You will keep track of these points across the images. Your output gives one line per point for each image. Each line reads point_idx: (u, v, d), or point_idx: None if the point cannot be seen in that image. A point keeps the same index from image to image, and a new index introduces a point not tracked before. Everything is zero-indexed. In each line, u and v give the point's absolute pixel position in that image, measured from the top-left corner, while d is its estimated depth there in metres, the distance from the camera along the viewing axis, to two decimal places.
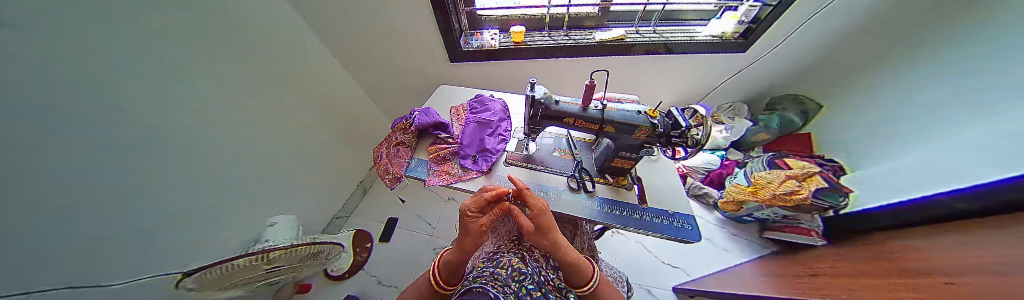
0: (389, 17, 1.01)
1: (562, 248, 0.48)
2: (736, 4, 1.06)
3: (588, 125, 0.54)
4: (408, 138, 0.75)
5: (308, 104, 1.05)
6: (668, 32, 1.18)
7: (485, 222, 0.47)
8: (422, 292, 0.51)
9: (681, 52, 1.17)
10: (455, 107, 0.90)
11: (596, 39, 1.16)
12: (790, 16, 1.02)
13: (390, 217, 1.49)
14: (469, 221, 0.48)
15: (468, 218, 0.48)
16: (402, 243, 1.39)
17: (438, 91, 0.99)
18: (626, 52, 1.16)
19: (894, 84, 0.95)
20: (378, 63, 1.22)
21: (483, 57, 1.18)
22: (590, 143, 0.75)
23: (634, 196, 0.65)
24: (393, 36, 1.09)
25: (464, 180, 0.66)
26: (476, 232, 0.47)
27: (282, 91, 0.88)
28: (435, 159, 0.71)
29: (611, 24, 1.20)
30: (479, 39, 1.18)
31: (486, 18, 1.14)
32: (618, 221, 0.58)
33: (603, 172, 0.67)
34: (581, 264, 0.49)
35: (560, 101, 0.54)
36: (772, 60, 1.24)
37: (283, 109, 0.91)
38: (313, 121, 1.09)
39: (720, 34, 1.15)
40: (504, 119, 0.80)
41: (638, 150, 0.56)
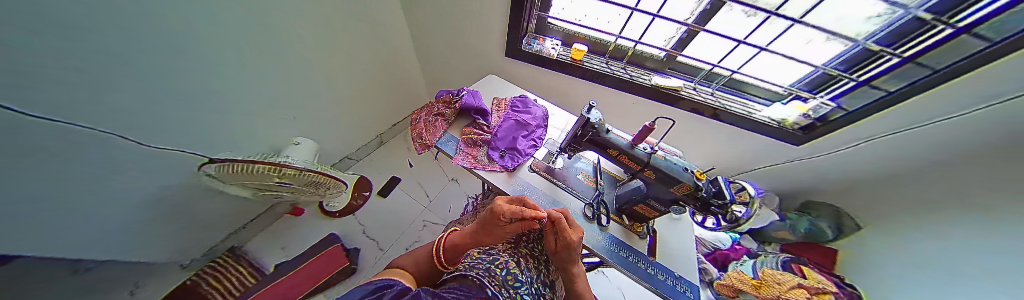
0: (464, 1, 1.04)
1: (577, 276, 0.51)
2: (809, 95, 1.03)
3: (630, 163, 0.54)
4: (449, 112, 0.77)
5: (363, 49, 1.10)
6: (726, 100, 1.14)
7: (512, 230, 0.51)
8: (421, 263, 0.56)
9: (735, 124, 1.13)
10: (499, 98, 0.92)
11: (653, 83, 1.14)
12: (852, 129, 0.94)
13: (395, 176, 1.54)
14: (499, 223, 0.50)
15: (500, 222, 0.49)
16: (397, 204, 1.43)
17: (486, 78, 1.02)
18: (675, 104, 1.15)
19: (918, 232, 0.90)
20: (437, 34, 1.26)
21: (536, 61, 1.19)
22: (616, 178, 0.74)
23: (644, 246, 0.63)
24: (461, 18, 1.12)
25: (487, 170, 0.67)
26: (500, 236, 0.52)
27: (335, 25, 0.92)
28: (466, 140, 0.73)
29: (671, 72, 1.17)
30: (540, 44, 1.19)
31: (555, 28, 1.15)
32: (624, 265, 0.57)
33: (622, 212, 0.67)
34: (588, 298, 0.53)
35: (610, 131, 0.54)
36: (820, 161, 1.15)
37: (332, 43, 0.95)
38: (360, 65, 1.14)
39: (779, 119, 1.10)
40: (541, 126, 0.81)
41: (670, 205, 0.55)
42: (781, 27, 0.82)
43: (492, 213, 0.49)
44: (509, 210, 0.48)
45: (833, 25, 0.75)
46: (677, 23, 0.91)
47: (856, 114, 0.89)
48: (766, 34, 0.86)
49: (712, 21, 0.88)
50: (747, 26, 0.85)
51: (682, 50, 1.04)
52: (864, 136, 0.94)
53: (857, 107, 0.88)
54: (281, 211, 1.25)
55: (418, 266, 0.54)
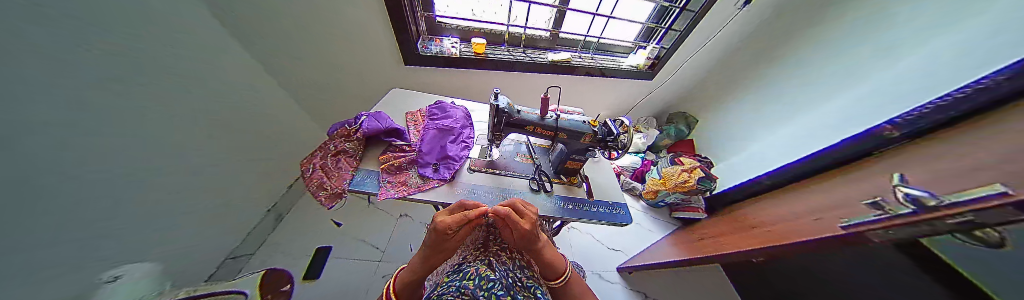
0: (341, 16, 0.91)
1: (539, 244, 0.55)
2: (644, 44, 1.41)
3: (545, 132, 0.61)
4: (352, 146, 0.66)
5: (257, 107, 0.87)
6: (603, 60, 1.43)
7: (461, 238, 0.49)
8: None
9: (609, 76, 1.44)
10: (412, 112, 0.86)
11: (549, 59, 1.31)
12: (678, 56, 1.42)
13: (322, 246, 1.23)
14: (445, 236, 0.48)
15: (444, 235, 0.47)
16: (340, 276, 1.16)
17: (390, 95, 0.92)
18: (569, 72, 1.35)
19: (737, 109, 1.52)
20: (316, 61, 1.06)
21: (442, 64, 1.16)
22: (546, 148, 0.83)
23: (583, 192, 0.75)
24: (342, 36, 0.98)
25: (424, 190, 0.62)
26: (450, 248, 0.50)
27: (217, 86, 0.71)
28: (389, 169, 0.64)
29: (559, 47, 1.37)
30: (439, 45, 1.17)
31: (447, 26, 1.16)
32: (572, 215, 0.66)
33: (559, 174, 0.76)
34: (556, 261, 0.57)
35: (520, 110, 0.60)
36: (670, 85, 1.66)
37: (216, 109, 0.72)
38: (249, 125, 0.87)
39: (637, 65, 1.46)
40: (466, 126, 0.81)
41: (584, 153, 0.66)
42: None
43: (432, 230, 0.47)
44: (452, 219, 0.47)
45: None
46: (546, 5, 1.07)
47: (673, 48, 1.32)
48: (607, 3, 1.14)
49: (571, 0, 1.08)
50: (593, 0, 1.12)
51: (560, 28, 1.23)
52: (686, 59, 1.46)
53: (670, 45, 1.31)
54: None
55: None
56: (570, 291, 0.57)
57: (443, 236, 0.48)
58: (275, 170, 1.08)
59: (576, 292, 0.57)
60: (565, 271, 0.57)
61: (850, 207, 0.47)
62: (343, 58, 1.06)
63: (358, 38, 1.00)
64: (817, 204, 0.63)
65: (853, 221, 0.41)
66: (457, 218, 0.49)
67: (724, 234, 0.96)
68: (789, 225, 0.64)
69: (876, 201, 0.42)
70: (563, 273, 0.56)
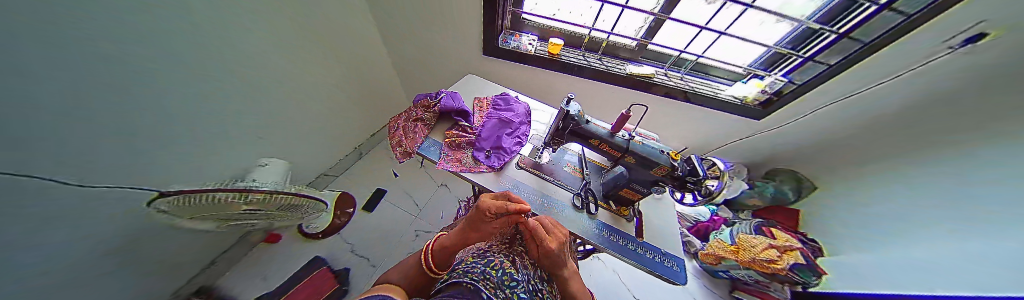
0: (440, 2, 1.02)
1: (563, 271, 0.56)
2: (765, 73, 1.12)
3: (610, 151, 0.56)
4: (429, 116, 0.75)
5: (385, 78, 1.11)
6: (695, 83, 1.21)
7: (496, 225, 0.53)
8: (409, 278, 0.54)
9: (698, 103, 1.21)
10: (480, 98, 0.91)
11: (628, 71, 1.19)
12: (806, 101, 1.05)
13: (380, 188, 1.48)
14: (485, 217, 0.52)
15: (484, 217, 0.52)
16: (385, 217, 1.38)
17: (465, 79, 1.01)
18: (649, 90, 1.20)
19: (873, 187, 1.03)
20: (409, 39, 1.23)
21: (515, 58, 1.19)
22: (601, 167, 0.77)
23: (631, 228, 0.66)
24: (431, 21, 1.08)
25: (474, 172, 0.66)
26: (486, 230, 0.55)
27: None
28: (450, 144, 0.71)
29: (644, 60, 1.22)
30: (517, 41, 1.20)
31: (530, 23, 1.16)
32: (614, 249, 0.59)
33: (609, 198, 0.69)
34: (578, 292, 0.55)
35: (589, 122, 0.56)
36: (784, 135, 1.27)
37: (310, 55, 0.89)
38: (329, 70, 1.07)
39: (742, 96, 1.19)
40: (525, 123, 0.82)
41: (650, 186, 0.58)
42: (738, 13, 0.91)
43: (477, 208, 0.51)
44: (495, 204, 0.50)
45: (778, 10, 0.86)
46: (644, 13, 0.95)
47: (807, 86, 0.98)
48: (723, 18, 0.94)
49: (676, 9, 0.93)
50: (706, 14, 0.93)
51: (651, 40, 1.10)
52: (817, 106, 1.06)
53: (807, 80, 0.98)
54: (255, 241, 1.15)
55: (408, 280, 0.53)
56: None
57: (483, 216, 0.52)
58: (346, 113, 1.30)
59: None
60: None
61: None
62: (432, 37, 1.20)
63: (446, 20, 1.09)
64: None
65: None
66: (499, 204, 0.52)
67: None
68: None
69: None
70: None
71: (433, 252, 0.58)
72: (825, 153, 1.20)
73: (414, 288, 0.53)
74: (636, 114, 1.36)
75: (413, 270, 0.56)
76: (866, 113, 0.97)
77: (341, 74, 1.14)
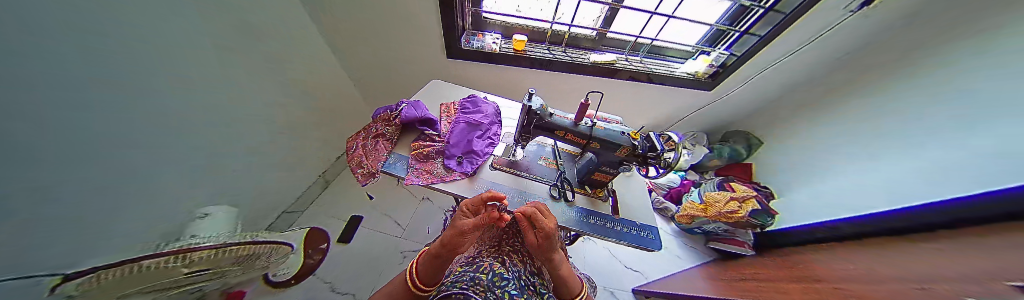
0: (396, 11, 0.98)
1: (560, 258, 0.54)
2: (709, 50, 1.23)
3: (576, 139, 0.58)
4: (390, 130, 0.71)
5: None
6: (653, 65, 1.30)
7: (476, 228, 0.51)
8: (396, 293, 0.49)
9: (660, 83, 1.31)
10: (446, 104, 0.88)
11: (592, 60, 1.23)
12: (747, 70, 1.21)
13: (356, 215, 1.37)
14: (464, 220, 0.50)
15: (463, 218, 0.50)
16: (367, 245, 1.28)
17: (429, 86, 0.96)
18: (614, 76, 1.26)
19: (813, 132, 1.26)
20: (365, 48, 1.16)
21: (480, 58, 1.17)
22: (574, 154, 0.79)
23: (608, 207, 0.69)
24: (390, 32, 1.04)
25: (446, 181, 0.64)
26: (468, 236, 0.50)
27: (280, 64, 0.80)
28: (417, 156, 0.67)
29: (606, 48, 1.28)
30: (480, 41, 1.18)
31: (491, 22, 1.15)
32: (593, 230, 0.61)
33: (584, 183, 0.71)
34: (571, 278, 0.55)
35: (553, 114, 0.57)
36: (733, 101, 1.44)
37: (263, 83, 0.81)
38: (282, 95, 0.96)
39: (694, 72, 1.30)
40: (495, 123, 0.80)
41: (617, 166, 0.60)
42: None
43: (455, 212, 0.50)
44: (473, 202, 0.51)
45: None
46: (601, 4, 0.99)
47: (747, 54, 1.12)
48: (670, 2, 1.01)
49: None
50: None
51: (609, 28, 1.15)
52: (755, 73, 1.22)
53: (745, 51, 1.12)
54: None
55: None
56: None
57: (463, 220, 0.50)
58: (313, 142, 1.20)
59: None
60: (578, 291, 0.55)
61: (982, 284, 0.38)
62: (393, 48, 1.15)
63: (407, 30, 1.06)
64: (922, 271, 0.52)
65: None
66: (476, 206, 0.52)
67: (766, 280, 0.84)
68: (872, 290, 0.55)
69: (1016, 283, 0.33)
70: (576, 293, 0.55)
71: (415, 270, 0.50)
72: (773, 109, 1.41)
73: None
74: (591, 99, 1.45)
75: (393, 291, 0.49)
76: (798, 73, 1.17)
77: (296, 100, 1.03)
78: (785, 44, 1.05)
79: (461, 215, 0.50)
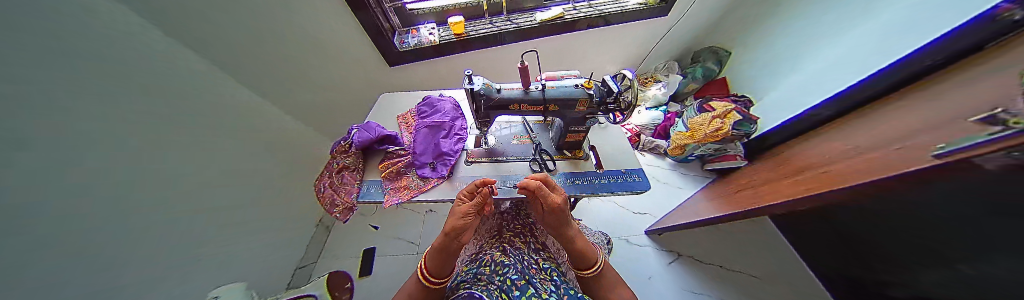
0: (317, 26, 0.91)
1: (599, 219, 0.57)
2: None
3: (533, 108, 0.57)
4: (352, 161, 0.67)
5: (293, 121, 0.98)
6: (601, 5, 1.25)
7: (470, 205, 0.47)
8: (411, 291, 0.48)
9: (617, 23, 1.27)
10: (403, 114, 0.86)
11: (538, 20, 1.17)
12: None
13: (367, 247, 1.32)
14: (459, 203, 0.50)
15: (460, 200, 0.50)
16: (388, 270, 1.25)
17: (380, 101, 0.93)
18: (570, 29, 1.22)
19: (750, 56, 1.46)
20: None
21: (426, 55, 1.13)
22: (544, 124, 0.78)
23: (591, 164, 0.69)
24: (325, 50, 0.98)
25: (426, 191, 0.62)
26: (460, 214, 0.46)
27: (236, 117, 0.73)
28: (389, 176, 0.65)
29: (550, 3, 1.22)
30: (416, 36, 1.10)
31: (418, 13, 1.08)
32: (579, 192, 0.62)
33: (561, 149, 0.71)
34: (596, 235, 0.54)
35: (501, 89, 0.55)
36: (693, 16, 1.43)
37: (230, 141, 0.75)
38: None
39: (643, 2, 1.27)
40: (457, 117, 0.78)
41: (584, 122, 0.59)
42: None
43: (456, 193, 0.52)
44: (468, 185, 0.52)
45: None
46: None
47: None
48: None
49: None
50: None
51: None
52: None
53: None
54: None
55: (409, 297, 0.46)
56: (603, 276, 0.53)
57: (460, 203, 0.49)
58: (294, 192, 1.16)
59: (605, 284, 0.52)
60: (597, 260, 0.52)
61: (947, 123, 0.39)
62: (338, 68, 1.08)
63: (344, 42, 0.99)
64: (886, 132, 0.54)
65: (953, 147, 0.32)
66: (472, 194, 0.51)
67: (763, 185, 0.84)
68: (849, 164, 0.55)
69: (993, 114, 0.30)
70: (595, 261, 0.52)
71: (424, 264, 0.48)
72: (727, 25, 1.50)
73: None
74: (529, 61, 1.37)
75: (406, 295, 0.48)
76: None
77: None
78: None
79: (459, 199, 0.51)
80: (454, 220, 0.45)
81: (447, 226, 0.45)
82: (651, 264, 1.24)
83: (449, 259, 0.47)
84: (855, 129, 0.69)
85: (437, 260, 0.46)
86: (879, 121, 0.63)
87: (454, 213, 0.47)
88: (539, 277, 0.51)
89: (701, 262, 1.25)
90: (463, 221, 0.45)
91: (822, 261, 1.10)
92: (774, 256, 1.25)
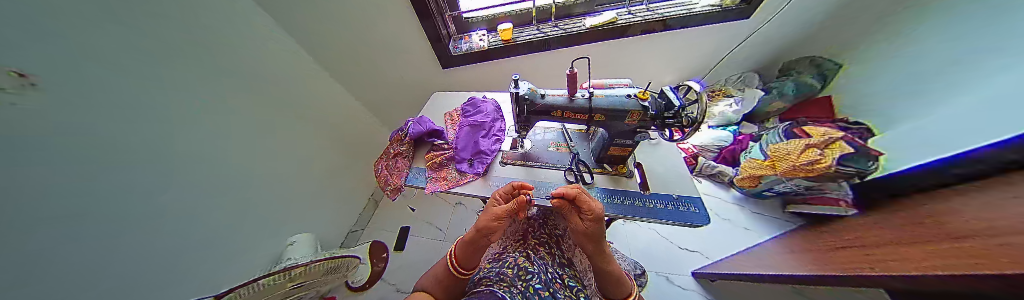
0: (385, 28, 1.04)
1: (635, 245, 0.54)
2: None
3: (577, 116, 0.54)
4: (406, 148, 0.75)
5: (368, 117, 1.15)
6: (663, 9, 1.14)
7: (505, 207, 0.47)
8: (438, 278, 0.50)
9: (680, 28, 1.14)
10: (449, 112, 0.93)
11: (587, 26, 1.13)
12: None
13: (403, 226, 1.45)
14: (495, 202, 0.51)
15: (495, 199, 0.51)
16: (416, 251, 1.35)
17: (432, 99, 1.01)
18: (622, 34, 1.13)
19: (880, 72, 1.10)
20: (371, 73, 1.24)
21: (474, 60, 1.19)
22: (585, 133, 0.74)
23: (635, 184, 0.62)
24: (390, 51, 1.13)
25: (463, 184, 0.65)
26: (493, 213, 0.46)
27: None
28: (433, 166, 0.71)
29: (601, 8, 1.17)
30: (468, 42, 1.19)
31: (473, 21, 1.16)
32: (620, 212, 0.55)
33: (601, 162, 0.65)
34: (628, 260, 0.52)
35: (546, 94, 0.54)
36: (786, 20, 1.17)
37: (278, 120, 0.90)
38: (319, 135, 1.10)
39: (718, 3, 1.11)
40: (497, 119, 0.81)
41: (632, 136, 0.54)
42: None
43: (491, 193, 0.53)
44: (505, 186, 0.54)
45: None
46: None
47: None
48: None
49: None
50: None
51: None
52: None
53: None
54: None
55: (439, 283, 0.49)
56: None
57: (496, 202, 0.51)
58: (354, 167, 1.36)
59: None
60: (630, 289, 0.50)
61: None
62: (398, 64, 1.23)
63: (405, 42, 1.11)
64: None
65: None
66: (508, 195, 0.53)
67: (882, 244, 0.63)
68: None
69: None
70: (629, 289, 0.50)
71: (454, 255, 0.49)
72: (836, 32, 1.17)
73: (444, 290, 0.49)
74: (580, 68, 1.31)
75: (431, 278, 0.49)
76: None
77: (326, 131, 1.13)
78: None
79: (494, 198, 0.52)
80: (488, 218, 0.46)
81: (481, 223, 0.45)
82: None
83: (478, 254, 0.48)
84: None
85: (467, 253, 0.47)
86: None
87: (488, 212, 0.47)
88: (563, 293, 0.48)
89: None
90: (495, 221, 0.45)
91: None
92: None
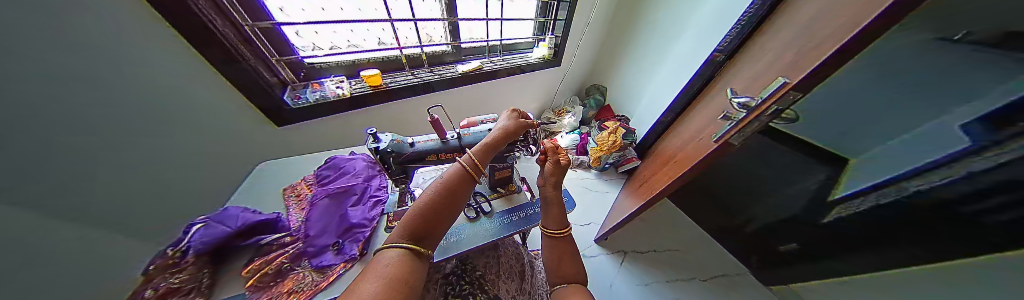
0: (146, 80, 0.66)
1: (556, 194, 0.59)
2: (542, 37, 1.55)
3: (451, 155, 0.58)
4: (181, 281, 0.39)
5: (123, 232, 0.66)
6: (513, 59, 1.51)
7: (524, 124, 0.56)
8: (422, 214, 0.36)
9: (530, 70, 1.56)
10: (295, 185, 0.70)
11: (459, 71, 1.28)
12: (572, 37, 1.58)
13: None
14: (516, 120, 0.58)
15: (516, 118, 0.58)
16: None
17: (255, 176, 0.73)
18: (492, 76, 1.39)
19: (616, 86, 1.98)
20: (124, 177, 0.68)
21: (330, 110, 1.02)
22: None
23: (523, 196, 0.72)
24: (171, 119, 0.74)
25: (319, 292, 0.43)
26: (517, 126, 0.54)
27: None
28: (258, 286, 0.42)
29: (467, 58, 1.36)
30: (318, 90, 0.99)
31: (323, 66, 1.01)
32: (517, 228, 0.61)
33: (495, 187, 0.71)
34: (560, 211, 0.57)
35: (414, 142, 0.56)
36: (581, 60, 1.84)
37: None
38: None
39: (542, 56, 1.60)
40: (373, 176, 0.70)
41: (504, 159, 0.64)
42: (498, 2, 1.23)
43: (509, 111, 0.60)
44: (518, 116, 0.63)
45: None
46: (435, 19, 1.05)
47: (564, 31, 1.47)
48: (494, 8, 1.23)
49: (458, 11, 1.13)
50: (477, 7, 1.19)
51: (459, 39, 1.23)
52: (585, 23, 1.56)
53: (561, 32, 1.47)
54: None
55: (422, 216, 0.36)
56: (567, 249, 0.54)
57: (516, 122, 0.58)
58: None
59: (571, 256, 0.52)
60: (566, 224, 0.56)
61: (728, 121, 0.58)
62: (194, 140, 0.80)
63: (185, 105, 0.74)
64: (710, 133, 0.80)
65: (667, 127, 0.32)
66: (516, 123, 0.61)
67: (668, 165, 1.06)
68: (698, 155, 0.76)
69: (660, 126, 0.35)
70: (564, 224, 0.56)
71: (467, 166, 0.43)
72: (599, 66, 2.01)
73: (425, 223, 0.36)
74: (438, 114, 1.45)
75: (410, 224, 0.35)
76: (601, 21, 1.64)
77: None
78: (582, 11, 1.45)
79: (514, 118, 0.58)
80: (514, 126, 0.54)
81: (504, 132, 0.52)
82: (608, 270, 1.38)
83: (488, 158, 0.47)
84: (694, 133, 0.98)
85: (482, 153, 0.46)
86: (706, 122, 0.92)
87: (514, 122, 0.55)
88: None
89: (641, 253, 1.48)
90: (517, 128, 0.54)
91: (715, 224, 1.51)
92: (683, 233, 1.60)
